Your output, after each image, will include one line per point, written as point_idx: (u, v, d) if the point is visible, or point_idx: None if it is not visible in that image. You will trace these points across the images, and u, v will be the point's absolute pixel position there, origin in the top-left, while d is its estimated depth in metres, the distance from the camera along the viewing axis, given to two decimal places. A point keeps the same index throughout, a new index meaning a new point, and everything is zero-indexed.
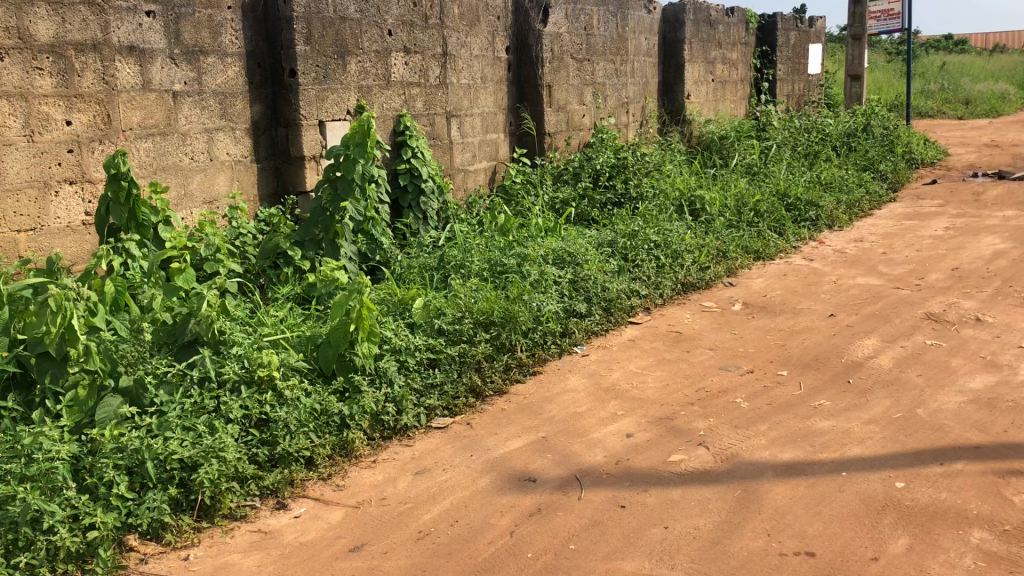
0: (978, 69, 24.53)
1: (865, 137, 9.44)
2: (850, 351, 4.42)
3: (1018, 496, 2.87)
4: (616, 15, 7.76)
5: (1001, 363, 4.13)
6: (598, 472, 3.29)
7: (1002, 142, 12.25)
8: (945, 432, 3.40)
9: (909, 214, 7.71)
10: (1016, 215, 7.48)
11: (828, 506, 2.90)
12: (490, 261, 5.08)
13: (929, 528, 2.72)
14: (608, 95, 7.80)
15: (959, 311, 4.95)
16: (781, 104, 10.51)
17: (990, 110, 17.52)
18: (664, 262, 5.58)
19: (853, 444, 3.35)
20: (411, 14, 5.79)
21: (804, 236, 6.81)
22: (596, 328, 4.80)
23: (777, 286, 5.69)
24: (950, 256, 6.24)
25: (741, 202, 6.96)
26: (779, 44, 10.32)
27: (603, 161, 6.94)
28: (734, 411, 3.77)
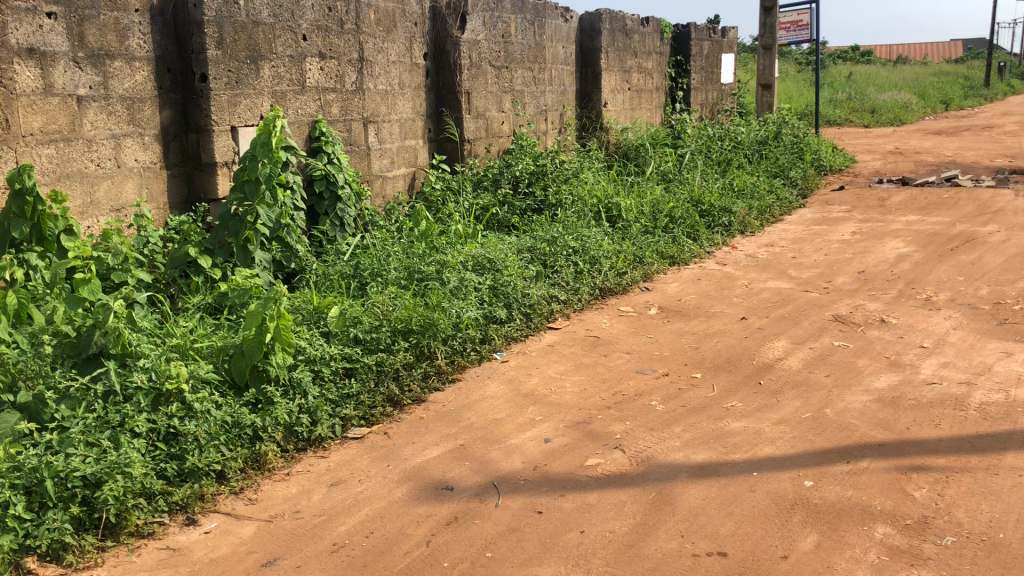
0: (885, 79, 25.44)
1: (775, 145, 9.68)
2: (762, 353, 4.52)
3: (919, 491, 2.97)
4: (534, 24, 7.80)
5: (903, 362, 4.27)
6: (516, 478, 3.28)
7: (906, 149, 12.72)
8: (851, 430, 3.50)
9: (817, 220, 7.94)
10: (918, 220, 7.77)
11: (739, 506, 2.95)
12: (408, 269, 5.05)
13: (836, 525, 2.79)
14: (526, 102, 7.83)
15: (864, 313, 5.11)
16: (695, 112, 10.72)
17: (893, 120, 18.24)
18: (582, 268, 5.63)
19: (765, 445, 3.42)
20: (326, 19, 5.71)
21: (717, 242, 6.95)
22: (515, 334, 4.81)
23: (691, 290, 5.80)
24: (856, 259, 6.45)
25: (657, 209, 7.06)
26: (692, 53, 10.53)
27: (522, 167, 6.97)
28: (649, 414, 3.81)
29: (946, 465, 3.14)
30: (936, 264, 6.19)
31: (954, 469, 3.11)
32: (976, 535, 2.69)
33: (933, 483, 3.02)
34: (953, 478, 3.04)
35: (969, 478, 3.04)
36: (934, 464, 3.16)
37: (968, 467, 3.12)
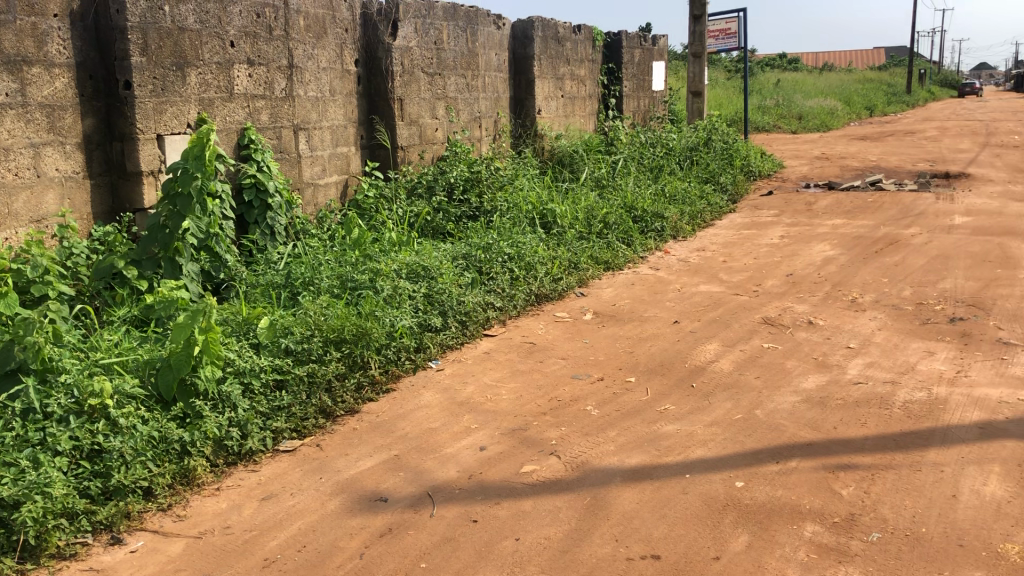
0: (811, 86, 26.05)
1: (706, 151, 9.83)
2: (694, 356, 4.58)
3: (846, 489, 3.03)
4: (466, 31, 7.80)
5: (831, 363, 4.37)
6: (450, 488, 3.26)
7: (832, 155, 13.04)
8: (780, 431, 3.56)
9: (747, 224, 8.08)
10: (843, 223, 7.96)
11: (672, 509, 2.97)
12: (340, 278, 5.00)
13: (766, 525, 2.83)
14: (460, 109, 7.81)
15: (793, 314, 5.21)
16: (628, 119, 10.84)
17: (819, 126, 18.72)
18: (517, 274, 5.64)
19: (697, 447, 3.46)
20: (254, 25, 5.62)
21: (650, 247, 7.03)
22: (450, 342, 4.78)
23: (625, 295, 5.85)
24: (784, 262, 6.58)
25: (591, 215, 7.11)
26: (624, 61, 10.64)
27: (457, 174, 6.99)
28: (584, 419, 3.82)
29: (872, 463, 3.21)
30: (860, 266, 6.35)
31: (879, 466, 3.18)
32: (900, 531, 2.75)
33: (859, 481, 3.08)
34: (878, 475, 3.11)
35: (893, 475, 3.11)
36: (861, 462, 3.23)
37: (893, 464, 3.20)
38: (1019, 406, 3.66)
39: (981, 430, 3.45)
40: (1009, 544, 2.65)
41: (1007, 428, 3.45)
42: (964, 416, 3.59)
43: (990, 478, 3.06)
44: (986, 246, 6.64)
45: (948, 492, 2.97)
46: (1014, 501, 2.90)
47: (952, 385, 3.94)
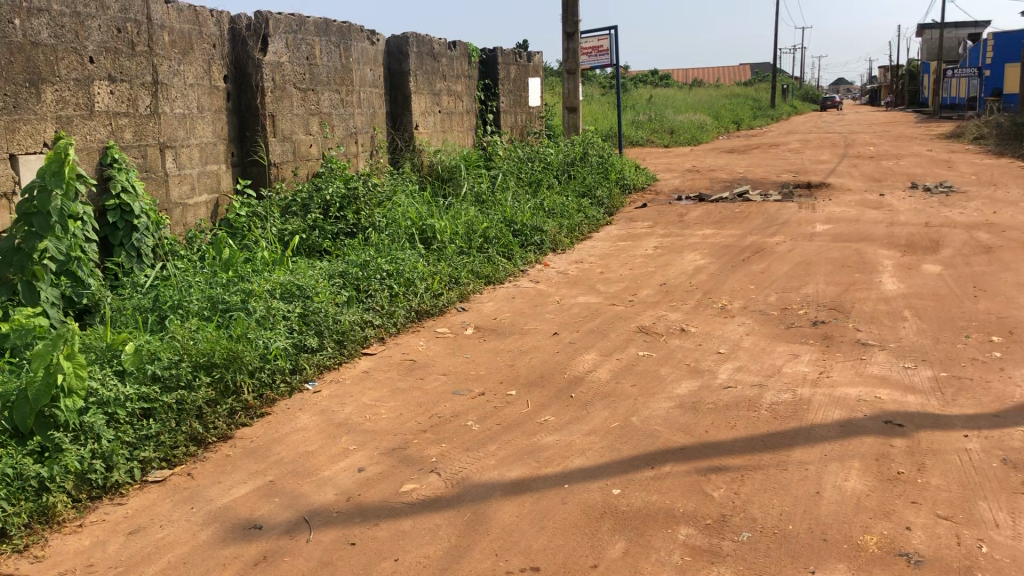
0: (682, 101, 26.92)
1: (583, 165, 10.02)
2: (573, 366, 4.63)
3: (718, 490, 3.12)
4: (339, 46, 7.70)
5: (703, 368, 4.50)
6: (328, 511, 3.20)
7: (702, 167, 13.48)
8: (655, 437, 3.64)
9: (622, 236, 8.27)
10: (714, 233, 8.24)
11: (550, 520, 2.99)
12: (211, 299, 4.84)
13: (642, 530, 2.88)
14: (335, 125, 7.69)
15: (666, 323, 5.35)
16: (505, 134, 10.93)
17: (690, 140, 19.37)
18: (396, 291, 5.58)
19: (575, 457, 3.49)
20: (115, 41, 5.41)
21: (530, 260, 7.10)
22: (328, 362, 4.69)
23: (505, 308, 5.87)
24: (658, 272, 6.76)
25: (471, 229, 7.12)
26: (500, 77, 10.73)
27: (333, 191, 6.90)
28: (465, 435, 3.81)
29: (742, 464, 3.32)
30: (730, 274, 6.57)
31: (748, 467, 3.29)
32: (769, 529, 2.85)
33: (730, 483, 3.18)
34: (747, 476, 3.22)
35: (761, 475, 3.22)
36: (731, 464, 3.33)
37: (761, 464, 3.31)
38: (877, 403, 3.85)
39: (842, 427, 3.61)
40: (868, 536, 2.78)
41: (866, 425, 3.63)
42: (826, 415, 3.75)
43: (850, 473, 3.20)
44: (844, 252, 6.99)
45: (812, 489, 3.10)
46: (872, 494, 3.04)
47: (815, 386, 4.12)
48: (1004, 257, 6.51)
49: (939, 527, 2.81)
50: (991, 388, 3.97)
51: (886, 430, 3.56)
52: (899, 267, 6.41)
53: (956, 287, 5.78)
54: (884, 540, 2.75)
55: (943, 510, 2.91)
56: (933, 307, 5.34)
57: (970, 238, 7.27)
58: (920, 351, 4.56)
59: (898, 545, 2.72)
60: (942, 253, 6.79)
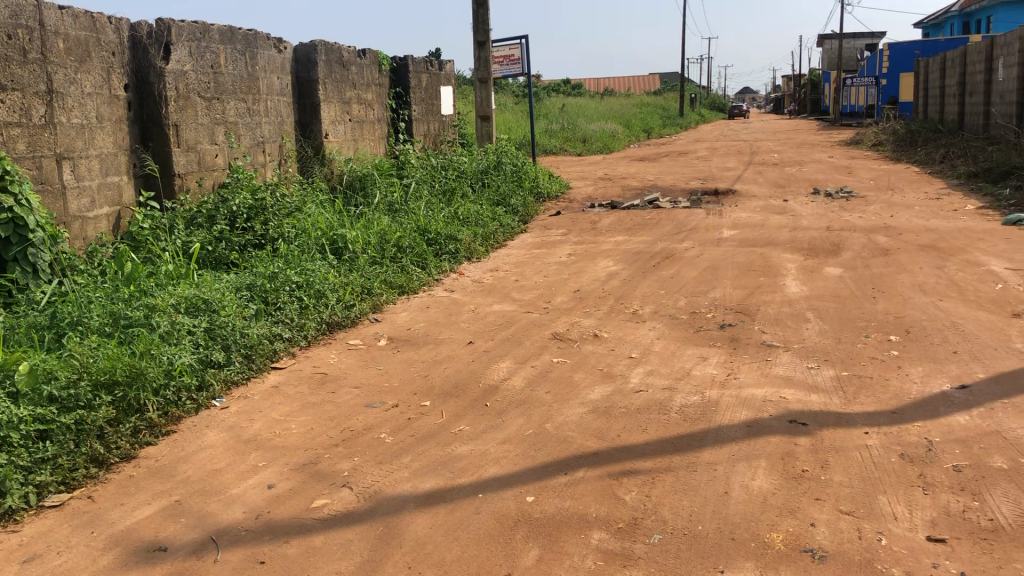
0: (593, 110, 27.26)
1: (497, 174, 10.04)
2: (487, 375, 4.63)
3: (629, 494, 3.16)
4: (244, 54, 7.55)
5: (615, 373, 4.55)
6: (235, 530, 3.11)
7: (614, 175, 13.66)
8: (569, 443, 3.66)
9: (537, 244, 8.32)
10: (626, 240, 8.36)
11: (464, 530, 2.98)
12: (112, 315, 4.68)
13: (555, 536, 2.89)
14: (242, 134, 7.53)
15: (580, 329, 5.39)
16: (418, 143, 10.88)
17: (602, 148, 19.62)
18: (306, 303, 5.50)
19: (489, 466, 3.49)
20: (5, 48, 5.19)
21: (444, 269, 7.08)
22: (236, 378, 4.58)
23: (419, 318, 5.83)
24: (572, 279, 6.81)
25: (383, 238, 7.05)
26: (411, 85, 10.68)
27: (240, 202, 6.72)
28: (378, 447, 3.76)
29: (652, 467, 3.36)
30: (641, 280, 6.67)
31: (659, 469, 3.34)
32: (680, 531, 2.89)
33: (641, 486, 3.21)
34: (658, 479, 3.26)
35: (671, 477, 3.26)
36: (642, 467, 3.37)
37: (671, 466, 3.36)
38: (782, 403, 3.95)
39: (749, 428, 3.70)
40: (775, 534, 2.84)
41: (771, 425, 3.72)
42: (734, 416, 3.83)
43: (757, 473, 3.28)
44: (750, 257, 7.17)
45: (721, 489, 3.16)
46: (778, 492, 3.12)
47: (724, 388, 4.20)
48: (901, 259, 6.77)
49: (841, 522, 2.89)
50: (889, 385, 4.11)
51: (790, 429, 3.66)
52: (802, 270, 6.60)
53: (856, 288, 5.98)
54: (790, 537, 2.82)
55: (845, 506, 3.00)
56: (835, 308, 5.51)
57: (869, 241, 7.54)
58: (823, 351, 4.69)
59: (803, 541, 2.79)
60: (843, 256, 7.03)
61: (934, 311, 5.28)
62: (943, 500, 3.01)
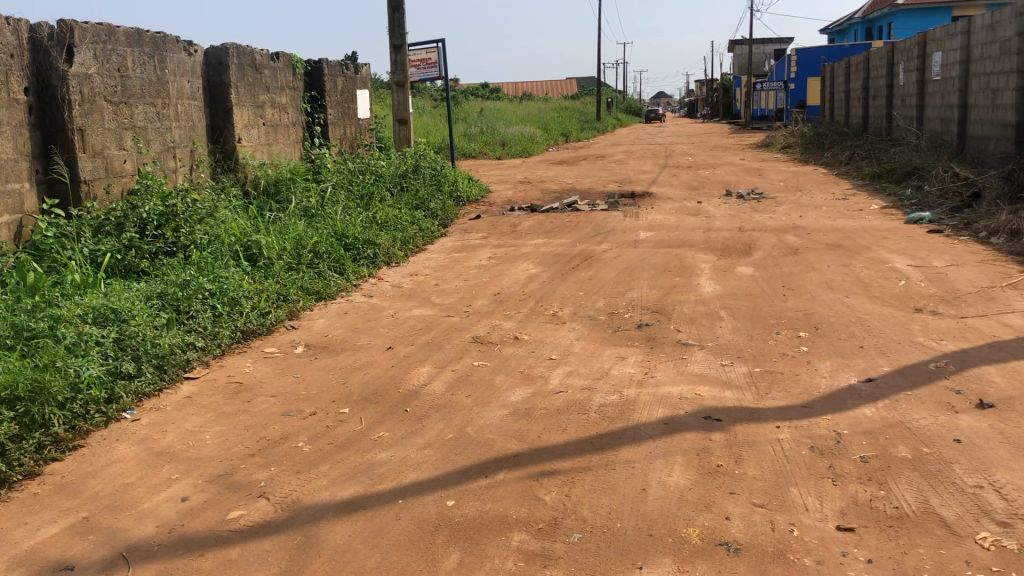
0: (511, 114, 27.36)
1: (415, 178, 10.00)
2: (407, 380, 4.60)
3: (549, 495, 3.17)
4: (152, 57, 7.36)
5: (535, 375, 4.58)
6: (147, 545, 3.02)
7: (533, 178, 13.73)
8: (489, 445, 3.66)
9: (456, 247, 8.31)
10: (545, 242, 8.41)
11: (384, 537, 2.95)
12: (14, 327, 4.50)
13: (476, 539, 2.89)
14: (151, 139, 7.32)
15: (500, 332, 5.41)
16: (334, 147, 10.76)
17: (521, 152, 19.73)
18: (220, 311, 5.38)
19: (409, 471, 3.46)
20: None
21: (362, 274, 7.02)
22: (147, 389, 4.46)
23: (336, 325, 5.76)
24: (492, 282, 6.82)
25: (299, 244, 6.95)
26: (327, 88, 10.56)
27: (149, 208, 6.55)
28: (296, 456, 3.70)
29: (572, 467, 3.39)
30: (560, 282, 6.72)
31: (578, 469, 3.36)
32: (599, 529, 2.92)
33: (560, 486, 3.23)
34: (577, 478, 3.29)
35: (591, 476, 3.29)
36: (562, 467, 3.39)
37: (590, 466, 3.39)
38: (697, 400, 4.03)
39: (665, 425, 3.76)
40: (692, 529, 2.89)
41: (687, 421, 3.79)
42: (651, 414, 3.89)
43: (673, 469, 3.33)
44: (666, 258, 7.30)
45: (639, 486, 3.21)
46: (694, 487, 3.18)
47: (641, 387, 4.26)
48: (809, 257, 6.97)
49: (755, 515, 2.96)
50: (799, 380, 4.23)
51: (705, 425, 3.73)
52: (715, 270, 6.75)
53: (767, 287, 6.14)
54: (706, 531, 2.87)
55: (759, 499, 3.08)
56: (748, 307, 5.64)
57: (779, 241, 7.75)
58: (736, 348, 4.80)
59: (719, 535, 2.85)
60: (755, 255, 7.21)
61: (841, 307, 5.45)
62: (851, 490, 3.11)
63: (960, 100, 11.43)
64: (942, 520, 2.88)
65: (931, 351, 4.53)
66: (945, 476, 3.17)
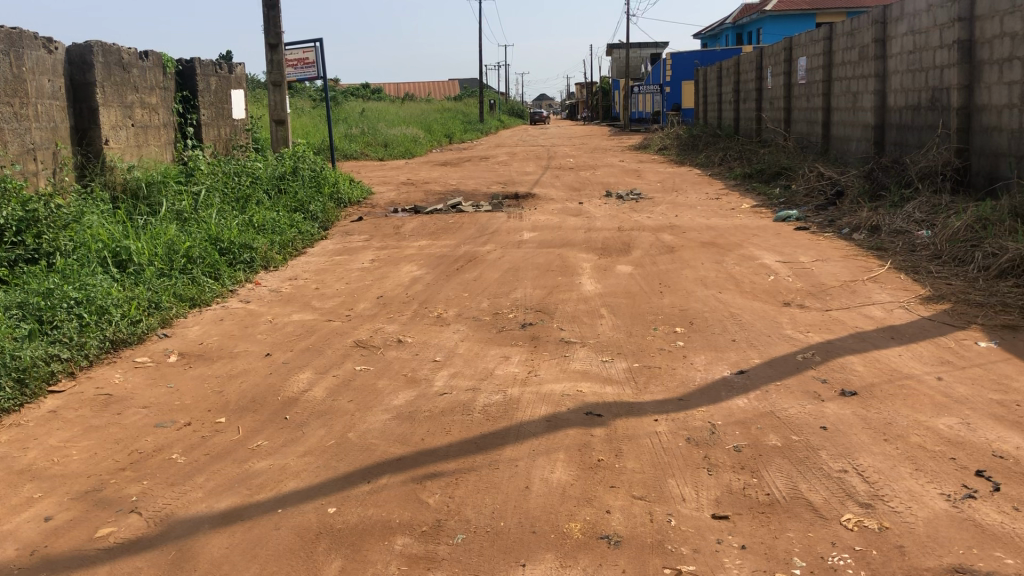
0: (394, 115, 27.21)
1: (294, 180, 9.81)
2: (287, 388, 4.49)
3: (433, 497, 3.16)
4: (8, 54, 6.96)
5: (419, 378, 4.55)
6: (7, 569, 2.86)
7: (416, 179, 13.68)
8: (371, 450, 3.62)
9: (337, 250, 8.19)
10: (428, 244, 8.38)
11: (263, 547, 2.88)
12: None
13: (358, 546, 2.85)
14: (8, 141, 6.93)
15: (382, 335, 5.35)
16: (209, 148, 10.43)
17: (403, 154, 19.62)
18: (87, 320, 5.14)
19: (289, 479, 3.39)
20: None
21: (239, 279, 6.83)
22: (6, 405, 4.22)
23: (212, 332, 5.58)
24: (375, 285, 6.75)
25: (171, 250, 6.70)
26: (199, 88, 10.24)
27: (7, 214, 6.20)
28: (169, 469, 3.57)
29: (455, 468, 3.38)
30: (444, 283, 6.70)
31: (462, 470, 3.36)
32: (482, 529, 2.92)
33: (444, 488, 3.23)
34: (461, 479, 3.29)
35: (474, 477, 3.30)
36: (445, 469, 3.38)
37: (474, 466, 3.40)
38: (579, 396, 4.09)
39: (548, 422, 3.80)
40: (573, 524, 2.93)
41: (569, 418, 3.83)
42: (534, 412, 3.93)
43: (556, 465, 3.37)
44: (549, 258, 7.38)
45: (522, 484, 3.23)
46: (576, 483, 3.22)
47: (524, 385, 4.30)
48: (685, 255, 7.17)
49: (634, 507, 3.03)
50: (676, 374, 4.35)
51: (586, 421, 3.79)
52: (596, 269, 6.86)
53: (646, 285, 6.28)
54: (587, 526, 2.92)
55: (637, 491, 3.14)
56: (627, 304, 5.75)
57: (657, 240, 7.95)
58: (616, 345, 4.90)
59: (599, 528, 2.90)
60: (634, 254, 7.38)
61: (715, 303, 5.63)
62: (725, 479, 3.22)
63: (823, 103, 11.96)
64: (810, 504, 3.01)
65: (798, 343, 4.73)
66: (813, 462, 3.31)
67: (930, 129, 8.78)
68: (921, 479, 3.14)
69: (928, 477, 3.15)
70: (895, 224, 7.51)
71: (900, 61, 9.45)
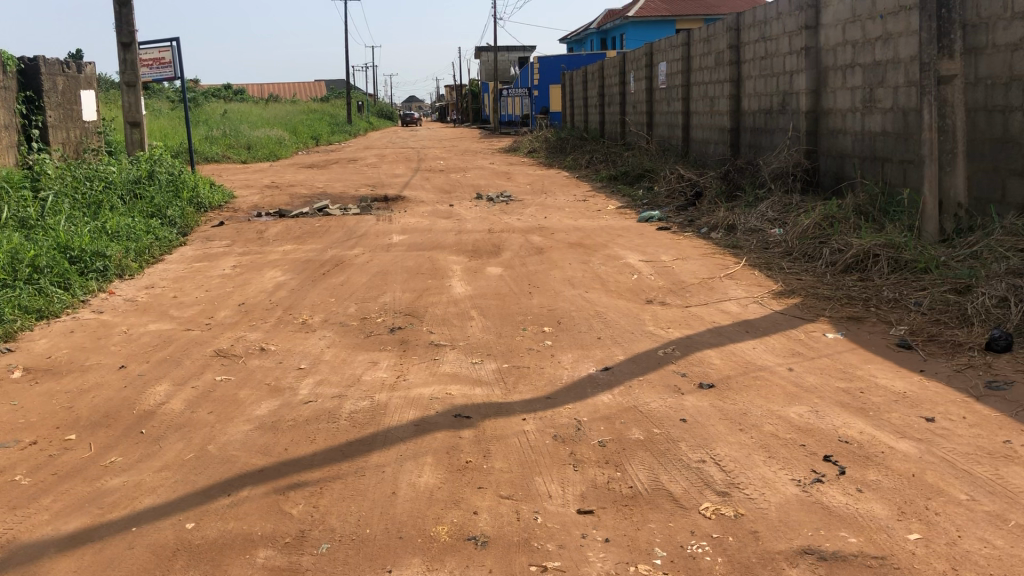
0: (257, 116, 26.55)
1: (150, 184, 9.42)
2: (142, 401, 4.31)
3: (296, 507, 3.09)
4: None
5: (282, 386, 4.44)
6: None
7: (280, 183, 13.38)
8: (232, 463, 3.51)
9: (197, 257, 7.91)
10: (292, 248, 8.20)
11: (114, 568, 2.75)
12: None
13: (218, 561, 2.76)
14: None
15: (245, 344, 5.20)
16: (56, 151, 9.89)
17: (267, 156, 19.17)
18: None
19: (144, 496, 3.25)
20: None
21: (91, 289, 6.51)
22: None
23: (62, 345, 5.29)
24: (237, 292, 6.56)
25: (15, 259, 6.33)
26: (45, 89, 9.72)
27: None
28: (11, 492, 3.36)
29: (320, 477, 3.32)
30: (310, 289, 6.56)
31: (326, 479, 3.30)
32: (347, 537, 2.88)
33: (308, 498, 3.16)
34: (325, 488, 3.23)
35: (339, 485, 3.24)
36: (310, 478, 3.32)
37: (340, 474, 3.34)
38: (447, 399, 4.08)
39: (416, 426, 3.78)
40: (440, 527, 2.92)
41: (437, 421, 3.82)
42: (402, 417, 3.89)
43: (423, 469, 3.35)
44: (418, 260, 7.35)
45: (388, 490, 3.20)
46: (443, 485, 3.21)
47: (392, 390, 4.25)
48: (552, 256, 7.27)
49: (501, 507, 3.05)
50: (543, 373, 4.40)
51: (455, 423, 3.79)
52: (465, 271, 6.88)
53: (514, 286, 6.34)
54: (454, 528, 2.91)
55: (504, 490, 3.16)
56: (495, 306, 5.79)
57: (525, 241, 8.03)
58: (484, 346, 4.92)
59: (466, 530, 2.90)
60: (502, 256, 7.42)
61: (581, 302, 5.73)
62: (590, 474, 3.28)
63: (683, 106, 12.36)
64: (670, 495, 3.10)
65: (659, 339, 4.87)
66: (673, 454, 3.41)
67: (781, 133, 9.20)
68: (774, 466, 3.28)
69: (781, 463, 3.29)
70: (750, 223, 7.83)
71: (753, 66, 9.84)
